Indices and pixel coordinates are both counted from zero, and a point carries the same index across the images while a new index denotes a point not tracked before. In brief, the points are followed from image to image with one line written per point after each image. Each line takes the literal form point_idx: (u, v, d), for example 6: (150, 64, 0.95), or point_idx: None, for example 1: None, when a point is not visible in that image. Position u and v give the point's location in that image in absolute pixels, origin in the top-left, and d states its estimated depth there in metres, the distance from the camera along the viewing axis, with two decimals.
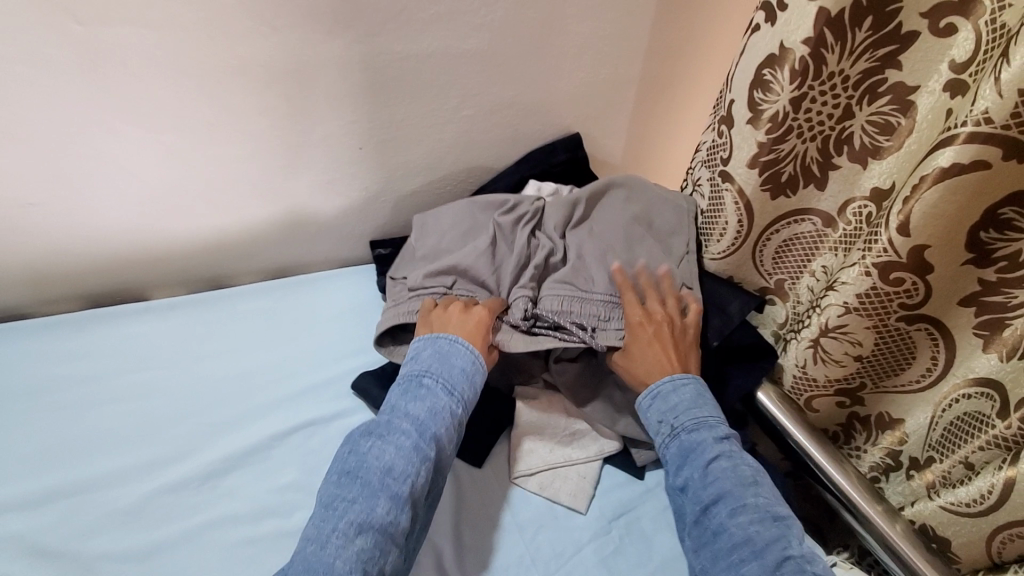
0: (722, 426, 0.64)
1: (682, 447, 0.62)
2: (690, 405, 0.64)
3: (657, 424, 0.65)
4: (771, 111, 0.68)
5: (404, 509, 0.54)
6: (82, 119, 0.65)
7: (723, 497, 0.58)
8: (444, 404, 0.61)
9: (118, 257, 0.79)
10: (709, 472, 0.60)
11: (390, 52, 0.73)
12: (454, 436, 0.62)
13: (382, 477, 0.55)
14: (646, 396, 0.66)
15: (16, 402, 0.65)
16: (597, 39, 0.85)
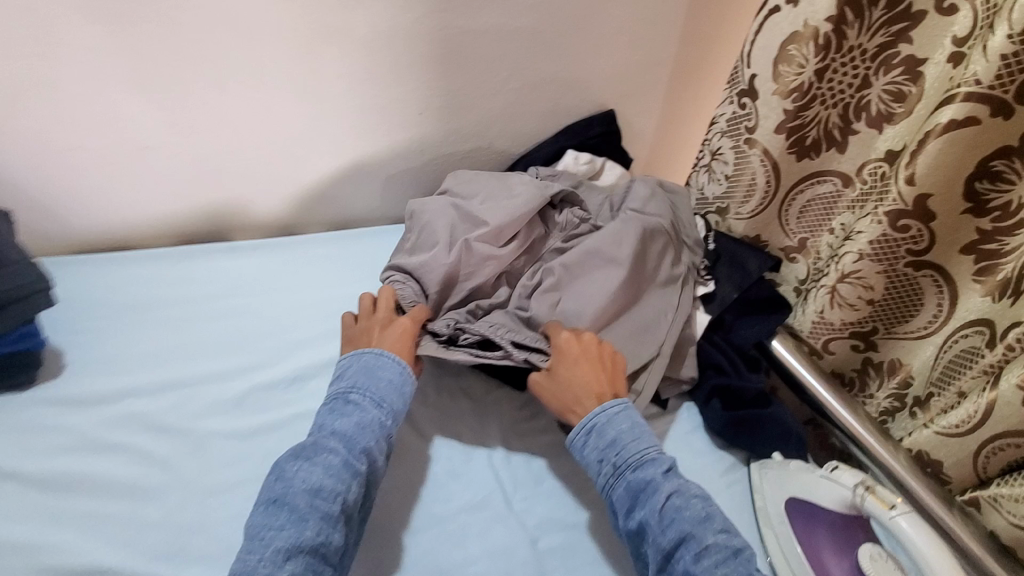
0: (664, 459, 0.63)
1: (628, 488, 0.61)
2: (631, 438, 0.63)
3: (597, 464, 0.63)
4: (795, 82, 0.77)
5: (338, 525, 0.54)
6: (197, 72, 0.76)
7: (684, 539, 0.57)
8: (373, 417, 0.62)
9: (210, 202, 0.89)
10: (662, 511, 0.58)
11: (454, 26, 0.84)
12: (387, 452, 0.62)
13: (311, 500, 0.54)
14: (581, 432, 0.65)
15: (130, 313, 0.76)
16: (633, 21, 0.95)
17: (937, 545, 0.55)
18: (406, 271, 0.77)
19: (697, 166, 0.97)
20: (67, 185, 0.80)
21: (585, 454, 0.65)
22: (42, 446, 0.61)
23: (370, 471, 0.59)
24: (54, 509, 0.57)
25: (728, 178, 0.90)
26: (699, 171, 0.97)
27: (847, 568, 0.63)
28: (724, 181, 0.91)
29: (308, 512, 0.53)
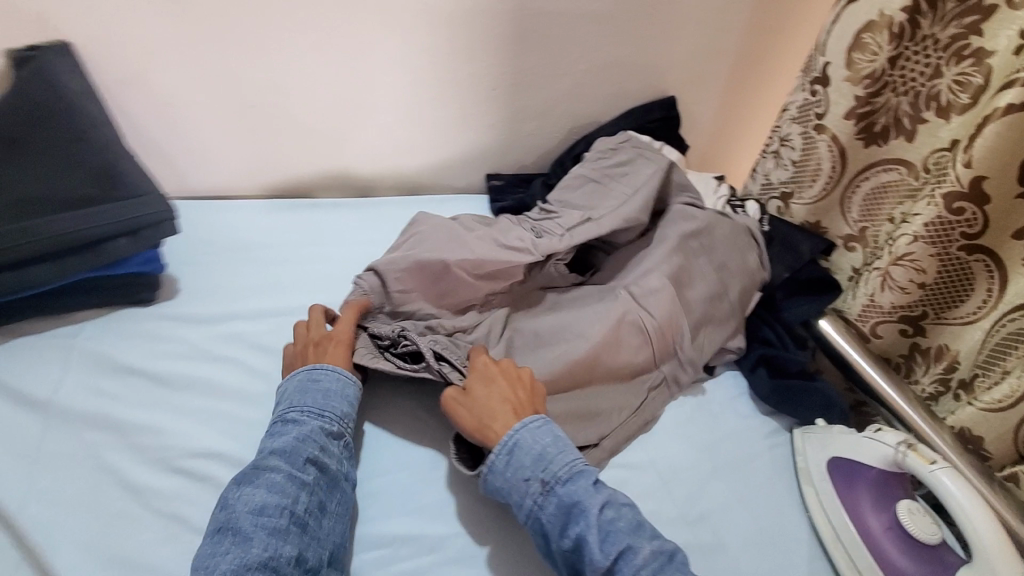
0: (592, 470, 0.60)
1: (560, 505, 0.56)
2: (557, 452, 0.60)
3: (524, 483, 0.58)
4: (868, 69, 0.81)
5: (290, 536, 0.52)
6: (305, 38, 0.83)
7: (624, 553, 0.54)
8: (314, 427, 0.60)
9: (297, 162, 0.97)
10: (598, 526, 0.55)
11: (535, 7, 0.90)
12: (339, 458, 0.60)
13: (255, 519, 0.52)
14: (502, 451, 0.60)
15: (232, 252, 0.85)
16: (703, 11, 0.99)
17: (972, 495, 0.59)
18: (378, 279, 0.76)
19: (765, 152, 1.02)
20: (175, 136, 0.88)
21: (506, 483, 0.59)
22: (149, 356, 0.68)
23: (320, 476, 0.57)
24: (173, 405, 0.65)
25: (794, 163, 0.95)
26: (766, 156, 1.02)
27: (884, 522, 0.65)
28: (791, 166, 0.96)
29: (252, 532, 0.51)
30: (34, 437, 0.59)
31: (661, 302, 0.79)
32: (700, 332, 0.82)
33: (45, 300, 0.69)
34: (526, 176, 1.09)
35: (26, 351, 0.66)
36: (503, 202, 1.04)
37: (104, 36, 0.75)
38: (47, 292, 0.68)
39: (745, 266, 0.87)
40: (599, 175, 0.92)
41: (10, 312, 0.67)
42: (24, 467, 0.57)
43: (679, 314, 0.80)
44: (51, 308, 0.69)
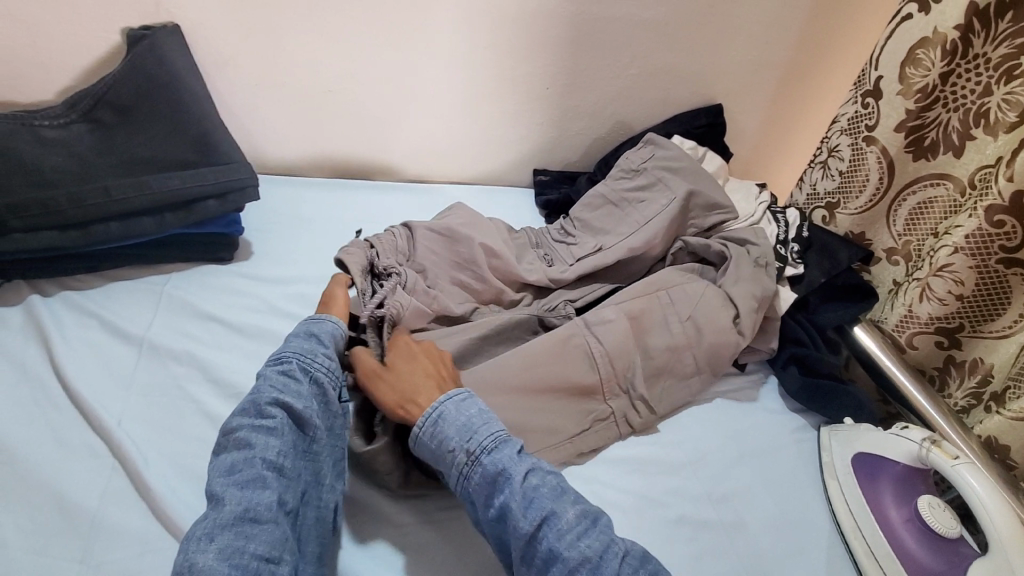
0: (517, 440, 0.60)
1: (485, 475, 0.56)
2: (481, 423, 0.59)
3: (449, 454, 0.57)
4: (920, 84, 0.84)
5: (267, 484, 0.52)
6: (380, 33, 0.91)
7: (548, 517, 0.54)
8: (274, 375, 0.58)
9: (361, 146, 1.04)
10: (522, 493, 0.55)
11: (592, 12, 0.96)
12: (305, 395, 0.59)
13: (225, 478, 0.51)
14: (426, 423, 0.59)
15: (300, 224, 0.92)
16: (755, 23, 1.03)
17: (992, 489, 0.64)
18: (414, 241, 0.83)
19: (814, 163, 1.04)
20: (255, 115, 0.96)
21: (433, 453, 0.58)
22: (225, 306, 0.75)
23: (286, 419, 0.56)
24: (247, 350, 0.70)
25: (842, 174, 0.97)
26: (814, 166, 1.04)
27: (904, 514, 0.69)
28: (838, 177, 0.98)
29: (225, 491, 0.50)
30: (126, 364, 0.66)
31: (613, 335, 0.76)
32: (657, 382, 0.78)
33: (143, 250, 0.77)
34: (570, 174, 1.13)
35: (123, 293, 0.74)
36: (548, 196, 1.08)
37: (207, 21, 0.84)
38: (145, 244, 0.77)
39: (723, 321, 0.80)
40: (617, 198, 0.96)
41: (112, 258, 0.76)
42: (118, 388, 0.64)
43: (635, 354, 0.77)
44: (147, 258, 0.78)
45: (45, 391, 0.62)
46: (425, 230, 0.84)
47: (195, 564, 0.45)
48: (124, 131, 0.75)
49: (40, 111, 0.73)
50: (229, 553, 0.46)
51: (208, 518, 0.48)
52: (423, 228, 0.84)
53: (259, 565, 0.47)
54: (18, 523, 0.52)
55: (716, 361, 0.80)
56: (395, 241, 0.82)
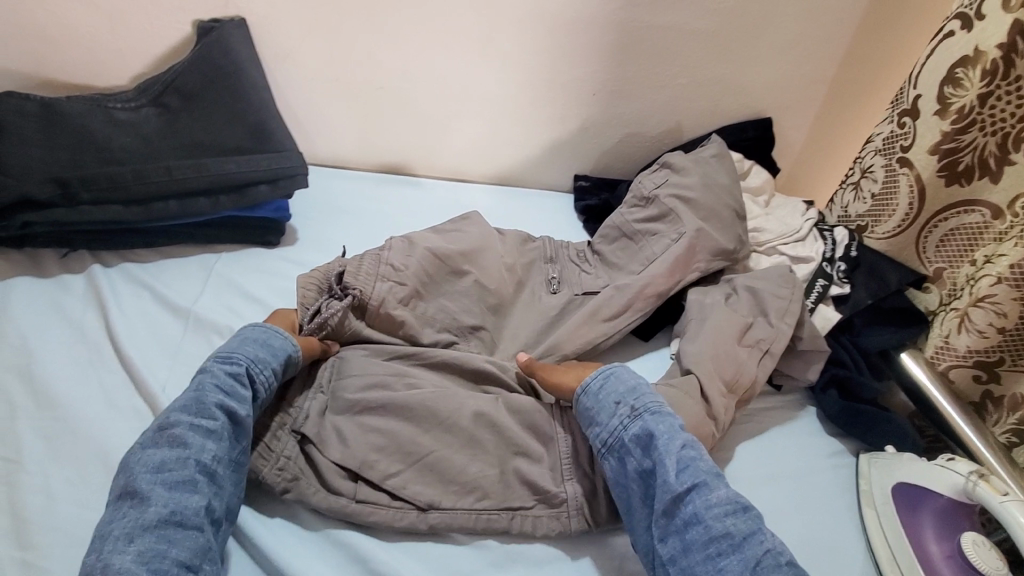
0: (675, 415, 0.67)
1: (643, 428, 0.65)
2: (648, 391, 0.69)
3: (614, 406, 0.68)
4: (957, 104, 0.82)
5: (198, 488, 0.53)
6: (430, 35, 0.93)
7: (697, 487, 0.60)
8: (220, 374, 0.60)
9: (405, 145, 1.07)
10: (676, 457, 0.62)
11: (640, 22, 0.96)
12: (249, 402, 0.61)
13: (155, 476, 0.53)
14: (598, 377, 0.71)
15: (343, 215, 0.95)
16: (805, 38, 1.02)
17: None
18: (408, 244, 0.83)
19: (846, 184, 1.04)
20: (309, 108, 0.99)
21: (597, 401, 0.69)
22: (270, 288, 0.77)
23: (227, 422, 0.58)
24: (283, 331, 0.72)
25: (874, 197, 0.96)
26: (846, 188, 1.03)
27: (945, 549, 0.66)
28: (871, 200, 0.97)
29: (151, 490, 0.52)
30: (173, 336, 0.68)
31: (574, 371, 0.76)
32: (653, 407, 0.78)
33: (197, 230, 0.80)
34: (612, 181, 1.13)
35: (174, 269, 0.77)
36: (587, 202, 1.09)
37: (272, 16, 0.88)
38: (202, 223, 0.80)
39: (740, 353, 0.81)
40: (630, 231, 0.95)
41: (168, 235, 0.79)
42: (166, 357, 0.65)
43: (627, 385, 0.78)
44: (199, 238, 0.81)
45: (97, 353, 0.64)
46: (426, 250, 0.82)
47: (110, 565, 0.47)
48: (188, 117, 0.79)
49: (114, 95, 0.78)
50: (146, 558, 0.48)
51: (130, 519, 0.50)
52: (426, 248, 0.83)
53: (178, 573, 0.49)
54: (65, 476, 0.54)
55: (735, 395, 0.79)
56: (381, 250, 0.80)
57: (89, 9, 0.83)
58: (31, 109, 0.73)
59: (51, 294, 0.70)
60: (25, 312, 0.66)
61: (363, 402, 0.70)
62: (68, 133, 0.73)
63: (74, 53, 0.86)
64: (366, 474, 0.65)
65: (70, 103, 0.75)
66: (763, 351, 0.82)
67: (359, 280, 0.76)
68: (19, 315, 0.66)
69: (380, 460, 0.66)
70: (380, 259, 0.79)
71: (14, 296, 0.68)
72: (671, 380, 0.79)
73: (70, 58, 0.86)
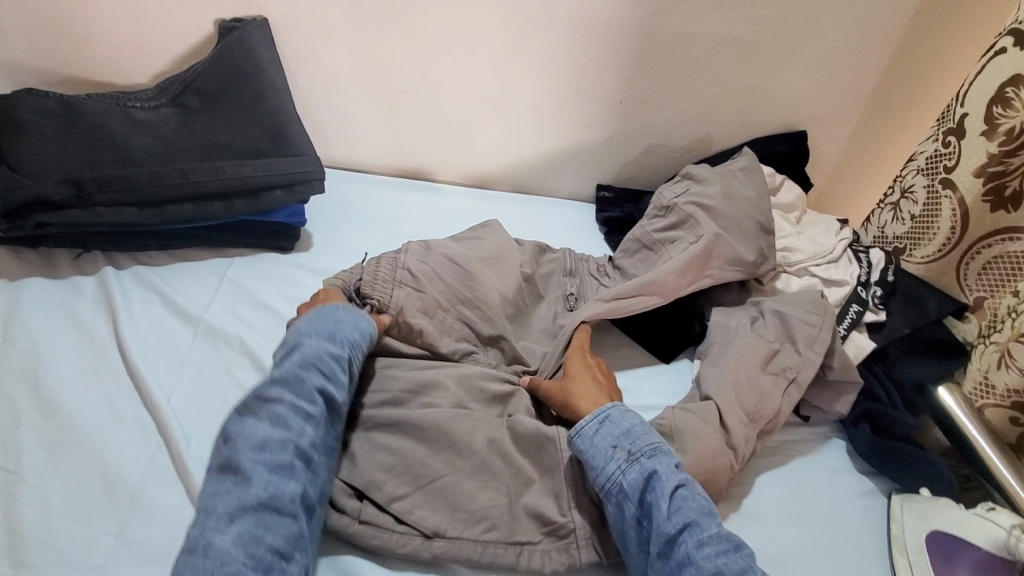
0: (670, 453, 0.65)
1: (641, 472, 0.62)
2: (642, 433, 0.66)
3: (610, 449, 0.64)
4: (1006, 125, 0.77)
5: (295, 473, 0.53)
6: (453, 38, 0.91)
7: (689, 526, 0.58)
8: (321, 354, 0.60)
9: (424, 148, 1.04)
10: (669, 499, 0.60)
11: (672, 28, 0.92)
12: (346, 388, 0.61)
13: (257, 455, 0.52)
14: (593, 420, 0.67)
15: (360, 220, 0.94)
16: (847, 48, 0.96)
17: None
18: (422, 246, 0.82)
19: (883, 203, 0.99)
20: (327, 110, 0.98)
21: (593, 445, 0.65)
22: (284, 294, 0.76)
23: (325, 407, 0.58)
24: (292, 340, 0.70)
25: (914, 219, 0.92)
26: (884, 208, 0.99)
27: None
28: (911, 222, 0.93)
29: (253, 469, 0.52)
30: (183, 343, 0.67)
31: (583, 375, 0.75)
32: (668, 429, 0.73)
33: (212, 234, 0.79)
34: (636, 192, 1.09)
35: (188, 274, 0.76)
36: (609, 213, 1.05)
37: (294, 16, 0.86)
38: (219, 227, 0.79)
39: (765, 381, 0.78)
40: (651, 241, 0.92)
41: (183, 238, 0.78)
42: (174, 367, 0.64)
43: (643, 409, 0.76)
44: (214, 242, 0.80)
45: (105, 359, 0.63)
46: (441, 255, 0.81)
47: (212, 544, 0.47)
48: (207, 118, 0.78)
49: (135, 94, 0.78)
50: (246, 540, 0.48)
51: (233, 498, 0.49)
52: (442, 253, 0.82)
53: (273, 559, 0.48)
54: (65, 492, 0.53)
55: (756, 425, 0.75)
56: (397, 255, 0.80)
57: (112, 5, 0.82)
58: (50, 107, 0.72)
59: (63, 296, 0.69)
60: (35, 314, 0.66)
61: (376, 419, 0.69)
62: (86, 132, 0.72)
63: (96, 50, 0.85)
64: (372, 494, 0.64)
65: (90, 102, 0.74)
66: (789, 380, 0.78)
67: (374, 289, 0.76)
68: (29, 317, 0.65)
69: (388, 482, 0.65)
70: (396, 265, 0.79)
71: (26, 298, 0.67)
72: (690, 405, 0.75)
73: (93, 54, 0.86)
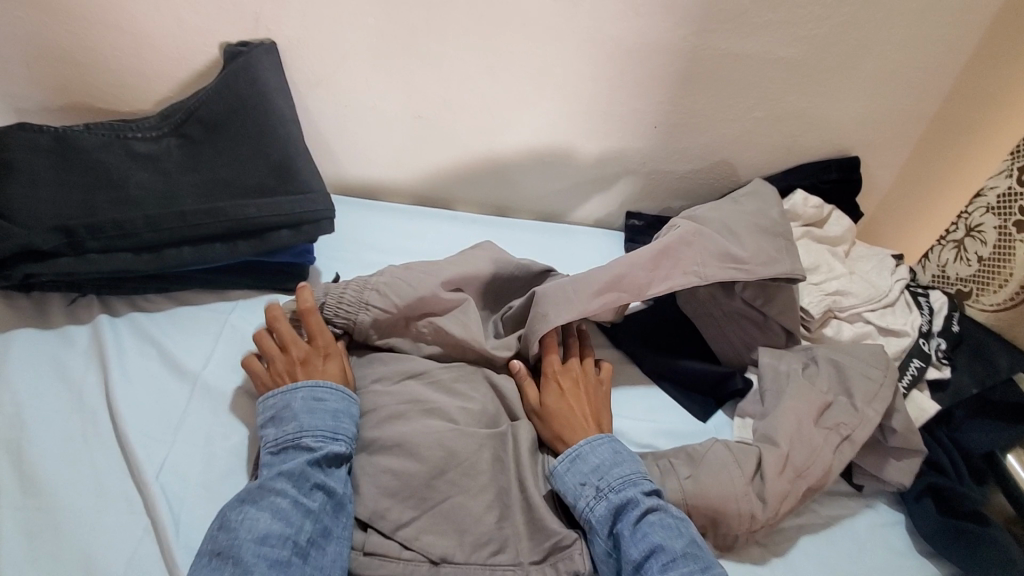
0: (645, 480, 0.61)
1: (609, 507, 0.58)
2: (612, 465, 0.61)
3: (579, 488, 0.60)
4: None
5: (292, 569, 0.51)
6: (472, 61, 0.84)
7: (655, 550, 0.55)
8: (323, 448, 0.58)
9: (442, 175, 0.98)
10: (634, 527, 0.56)
11: (715, 48, 0.84)
12: (344, 482, 0.59)
13: (257, 548, 0.51)
14: (564, 459, 0.62)
15: (373, 253, 0.88)
16: (907, 70, 0.87)
17: None
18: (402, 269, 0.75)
19: (944, 240, 0.90)
20: (341, 135, 0.92)
21: (562, 486, 0.61)
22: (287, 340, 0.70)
23: (325, 501, 0.56)
24: None
25: (982, 262, 0.83)
26: (944, 245, 0.90)
27: None
28: (977, 263, 0.84)
29: (253, 563, 0.50)
30: (178, 404, 0.62)
31: (575, 401, 0.68)
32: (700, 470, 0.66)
33: (215, 276, 0.74)
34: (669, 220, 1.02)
35: (188, 320, 0.71)
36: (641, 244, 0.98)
37: (304, 38, 0.80)
38: (221, 269, 0.74)
39: (816, 436, 0.69)
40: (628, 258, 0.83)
41: (183, 280, 0.73)
42: (166, 433, 0.60)
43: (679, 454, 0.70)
44: (218, 283, 0.75)
45: (95, 427, 0.59)
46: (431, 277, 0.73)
47: None
48: (210, 150, 0.73)
49: (136, 123, 0.73)
50: None
51: None
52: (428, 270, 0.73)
53: None
54: None
55: (802, 482, 0.67)
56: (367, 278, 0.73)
57: (112, 30, 0.77)
58: (43, 143, 0.68)
59: (53, 350, 0.65)
60: (22, 370, 0.62)
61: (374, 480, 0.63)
62: (81, 170, 0.68)
63: (97, 76, 0.81)
64: (378, 523, 0.59)
65: (86, 135, 0.70)
66: (842, 437, 0.69)
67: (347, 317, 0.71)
68: (16, 374, 0.61)
69: (392, 508, 0.59)
70: (366, 284, 0.72)
71: (14, 352, 0.63)
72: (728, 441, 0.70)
73: (94, 80, 0.81)
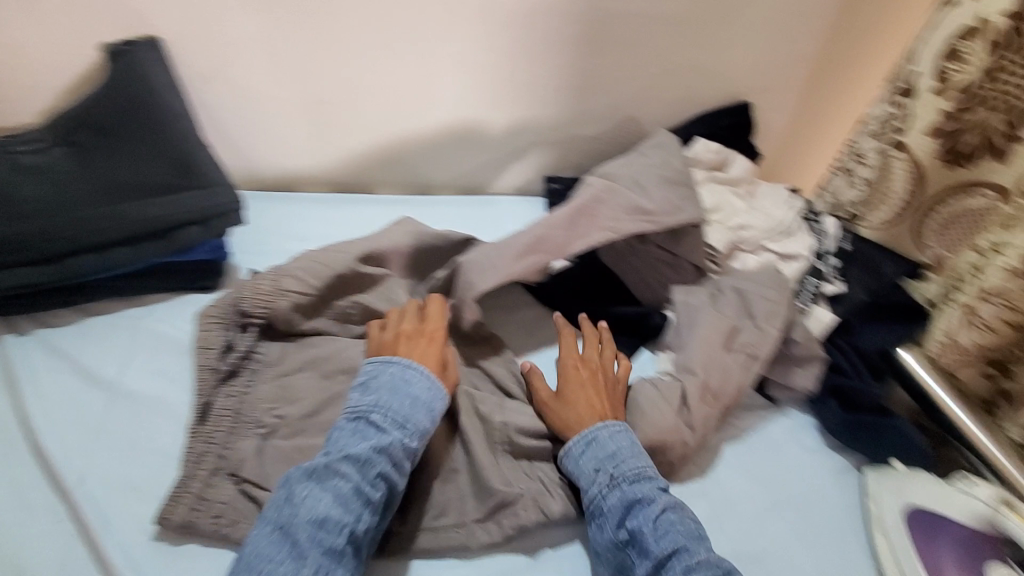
0: (659, 478, 0.62)
1: (621, 499, 0.59)
2: (628, 454, 0.63)
3: (594, 473, 0.62)
4: (959, 79, 0.76)
5: (344, 561, 0.50)
6: (371, 41, 0.84)
7: (678, 551, 0.55)
8: (392, 438, 0.57)
9: (358, 159, 0.98)
10: (655, 523, 0.57)
11: (605, 8, 0.87)
12: (406, 477, 0.57)
13: (314, 531, 0.50)
14: (579, 441, 0.64)
15: (293, 244, 0.87)
16: (782, 14, 0.93)
17: None
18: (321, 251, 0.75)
19: (835, 170, 0.96)
20: (246, 130, 0.91)
21: (578, 470, 0.63)
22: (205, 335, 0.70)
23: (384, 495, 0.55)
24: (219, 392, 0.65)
25: (867, 184, 0.90)
26: (835, 175, 0.96)
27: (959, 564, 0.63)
28: (864, 186, 0.91)
29: (308, 547, 0.49)
30: (97, 414, 0.61)
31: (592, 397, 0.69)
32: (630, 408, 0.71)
33: (126, 283, 0.73)
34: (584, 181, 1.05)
35: (99, 330, 0.69)
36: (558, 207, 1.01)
37: (193, 32, 0.79)
38: (132, 275, 0.73)
39: (725, 358, 0.75)
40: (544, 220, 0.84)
41: (90, 292, 0.71)
42: (89, 442, 0.59)
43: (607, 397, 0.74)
44: (130, 291, 0.73)
45: (10, 445, 0.58)
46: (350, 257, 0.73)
47: None
48: (104, 156, 0.70)
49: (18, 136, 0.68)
50: None
51: None
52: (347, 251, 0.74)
53: None
54: None
55: (717, 403, 0.72)
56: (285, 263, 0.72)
57: None
58: None
59: None
60: None
61: None
62: None
63: None
64: None
65: None
66: (749, 356, 0.75)
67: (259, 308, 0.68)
68: None
69: None
70: (280, 272, 0.69)
71: None
72: (653, 381, 0.74)
73: None
